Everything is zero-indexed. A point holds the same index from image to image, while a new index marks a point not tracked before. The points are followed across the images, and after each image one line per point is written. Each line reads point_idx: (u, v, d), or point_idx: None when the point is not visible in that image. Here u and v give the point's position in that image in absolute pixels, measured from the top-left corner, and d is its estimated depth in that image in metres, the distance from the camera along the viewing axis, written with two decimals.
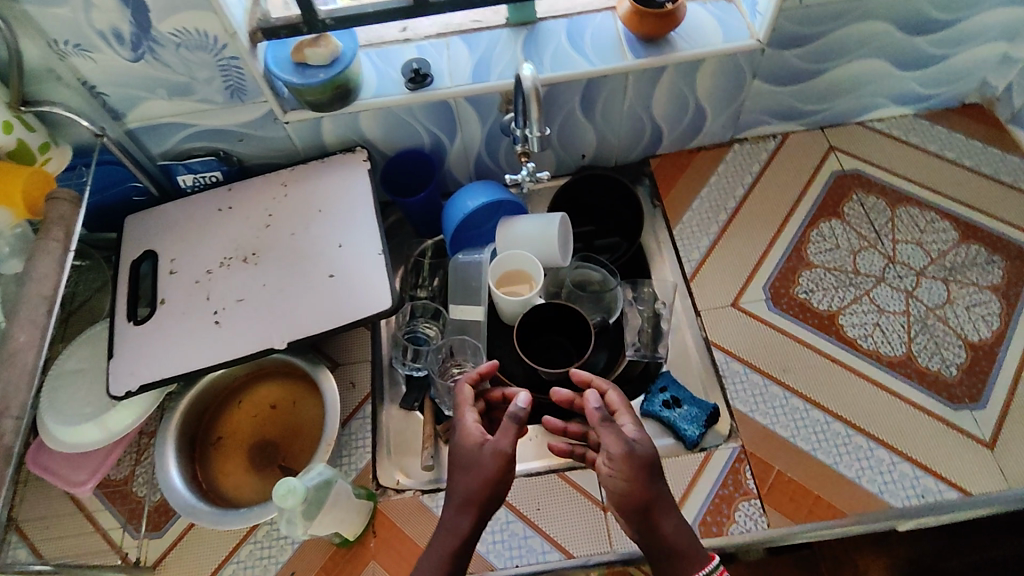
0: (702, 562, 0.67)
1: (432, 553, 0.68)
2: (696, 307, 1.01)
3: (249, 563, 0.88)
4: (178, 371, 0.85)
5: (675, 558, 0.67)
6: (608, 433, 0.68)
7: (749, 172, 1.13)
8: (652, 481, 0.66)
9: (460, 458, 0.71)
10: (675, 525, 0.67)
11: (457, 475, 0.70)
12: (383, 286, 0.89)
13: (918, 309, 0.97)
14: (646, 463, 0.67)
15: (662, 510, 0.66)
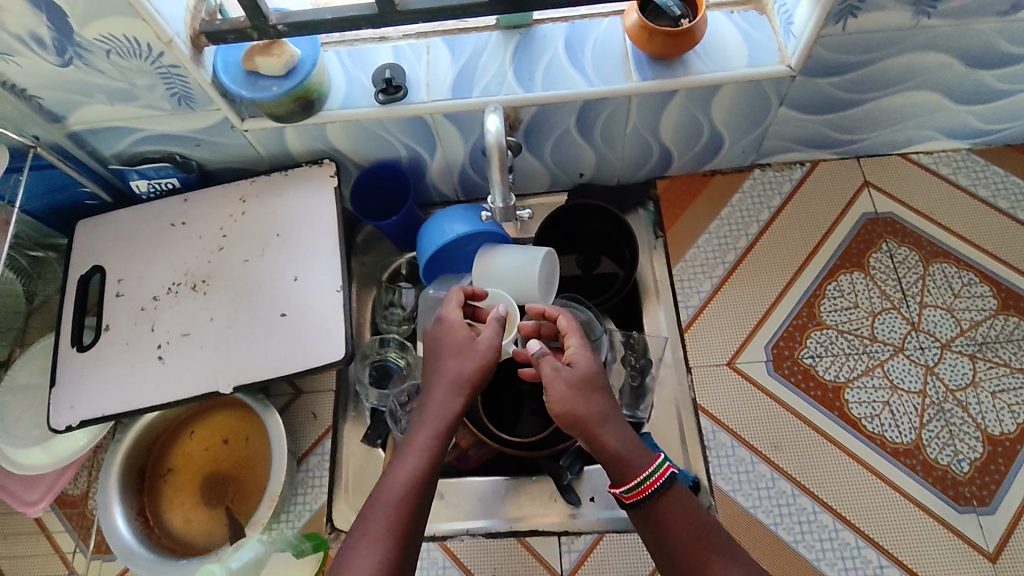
0: (644, 463, 0.69)
1: (420, 427, 0.69)
2: (687, 363, 0.92)
3: None
4: (118, 410, 0.80)
5: (618, 466, 0.69)
6: (546, 359, 0.73)
7: (767, 207, 1.00)
8: (586, 393, 0.71)
9: (451, 345, 0.74)
10: (613, 433, 0.70)
11: (443, 359, 0.73)
12: (339, 331, 0.81)
13: (936, 390, 0.86)
14: (580, 377, 0.72)
15: (600, 420, 0.70)
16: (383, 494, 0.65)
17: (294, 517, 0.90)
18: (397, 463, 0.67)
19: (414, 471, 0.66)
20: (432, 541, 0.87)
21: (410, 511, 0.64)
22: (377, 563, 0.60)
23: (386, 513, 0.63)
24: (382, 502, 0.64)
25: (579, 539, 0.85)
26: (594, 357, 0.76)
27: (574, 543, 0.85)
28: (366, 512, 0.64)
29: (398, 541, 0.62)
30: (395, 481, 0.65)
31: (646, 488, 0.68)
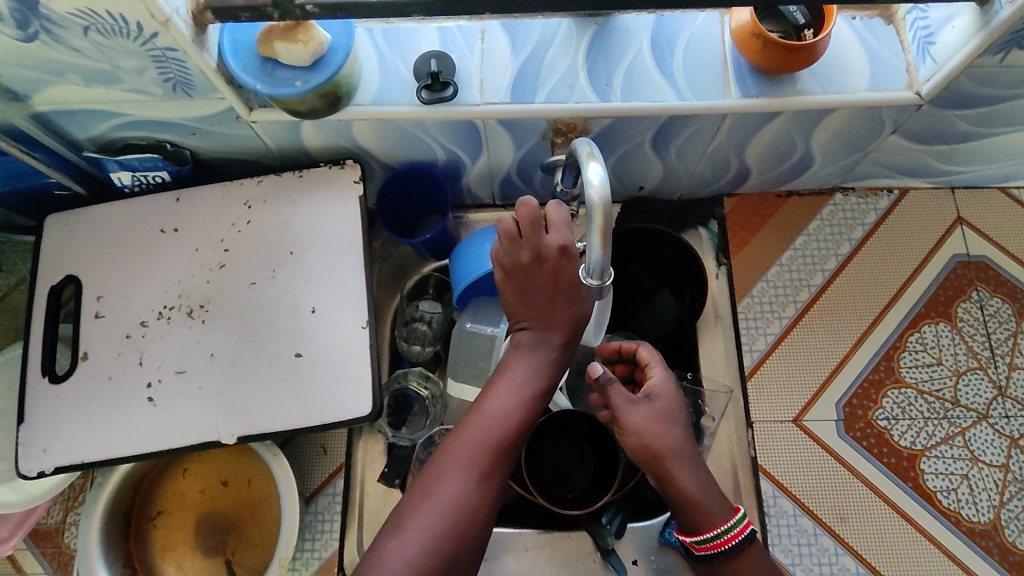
0: (723, 512, 0.60)
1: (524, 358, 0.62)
2: (749, 416, 0.82)
3: None
4: (100, 459, 0.68)
5: (691, 511, 0.60)
6: (621, 388, 0.62)
7: (848, 239, 0.88)
8: (666, 427, 0.61)
9: (569, 284, 0.59)
10: (694, 475, 0.61)
11: (552, 299, 0.60)
12: (365, 378, 0.69)
13: (1019, 465, 0.79)
14: (659, 412, 0.62)
15: (677, 460, 0.60)
16: (478, 422, 0.60)
17: (301, 565, 0.80)
18: (495, 393, 0.61)
19: (513, 404, 0.60)
20: None
21: (503, 447, 0.59)
22: (463, 492, 0.57)
23: (476, 443, 0.59)
24: (478, 431, 0.59)
25: None
26: (677, 392, 0.65)
27: None
28: (458, 436, 0.60)
29: (488, 474, 0.58)
30: (490, 413, 0.60)
31: (721, 543, 0.60)
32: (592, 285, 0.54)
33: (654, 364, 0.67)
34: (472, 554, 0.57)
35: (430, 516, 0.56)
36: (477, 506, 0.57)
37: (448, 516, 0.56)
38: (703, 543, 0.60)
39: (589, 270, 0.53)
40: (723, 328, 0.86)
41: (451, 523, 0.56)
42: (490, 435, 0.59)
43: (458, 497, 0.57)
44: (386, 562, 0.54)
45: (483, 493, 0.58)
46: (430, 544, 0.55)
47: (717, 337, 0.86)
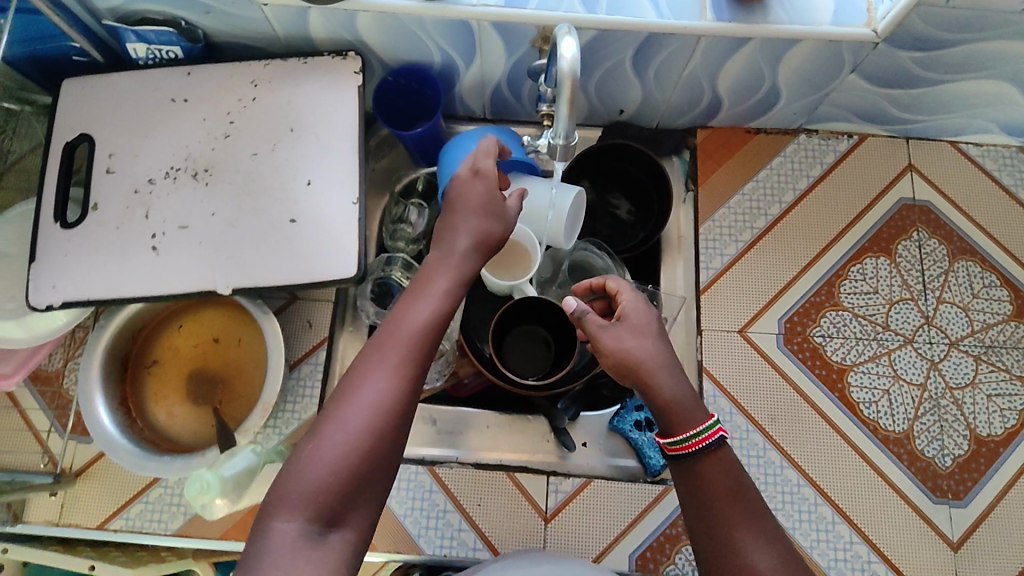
0: (701, 415, 0.63)
1: (439, 267, 0.65)
2: (699, 324, 0.90)
3: (136, 524, 0.86)
4: (105, 298, 0.75)
5: (670, 415, 0.63)
6: (593, 318, 0.68)
7: (807, 175, 0.96)
8: (637, 339, 0.65)
9: (478, 201, 0.68)
10: (670, 380, 0.64)
11: (463, 213, 0.67)
12: (352, 247, 0.76)
13: (936, 385, 0.88)
14: (630, 326, 0.67)
15: (651, 368, 0.64)
16: (396, 328, 0.60)
17: (282, 424, 0.88)
18: (411, 300, 0.62)
19: (432, 308, 0.62)
20: (420, 465, 0.87)
21: (421, 346, 0.60)
22: (385, 392, 0.57)
23: (399, 345, 0.59)
24: (395, 335, 0.59)
25: (567, 480, 0.86)
26: (648, 309, 0.69)
27: (562, 485, 0.86)
28: (377, 339, 0.60)
29: (409, 374, 0.58)
30: (406, 318, 0.61)
31: (693, 444, 0.61)
32: (560, 146, 0.62)
33: (621, 287, 0.71)
34: (397, 451, 0.57)
35: (352, 417, 0.55)
36: (399, 404, 0.57)
37: (372, 416, 0.56)
38: (675, 446, 0.62)
39: (558, 133, 0.61)
40: (684, 256, 0.93)
41: (375, 422, 0.56)
42: (407, 337, 0.59)
43: (381, 396, 0.57)
44: (310, 459, 0.54)
45: (406, 393, 0.58)
46: (354, 441, 0.55)
47: (677, 254, 0.93)
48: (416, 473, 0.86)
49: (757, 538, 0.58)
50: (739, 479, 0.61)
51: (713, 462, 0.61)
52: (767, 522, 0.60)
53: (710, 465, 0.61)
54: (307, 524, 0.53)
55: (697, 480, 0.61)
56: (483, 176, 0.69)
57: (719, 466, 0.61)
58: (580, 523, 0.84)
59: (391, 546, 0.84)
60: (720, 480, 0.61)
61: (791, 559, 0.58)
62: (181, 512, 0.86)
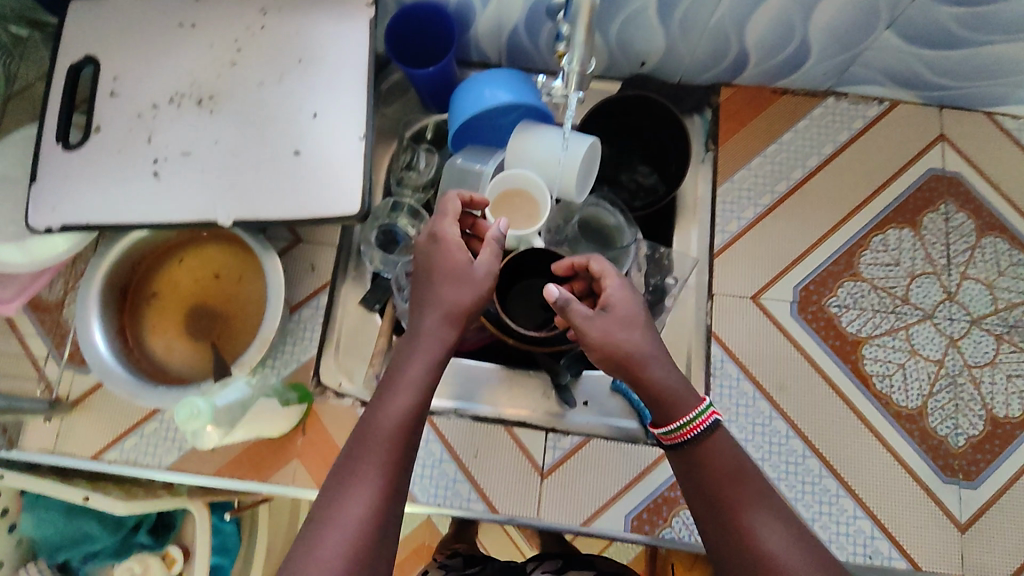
0: (691, 405, 0.61)
1: (414, 358, 0.62)
2: (711, 288, 0.88)
3: (130, 457, 0.86)
4: (104, 222, 0.73)
5: (662, 405, 0.62)
6: (578, 307, 0.63)
7: (833, 140, 0.92)
8: (625, 331, 0.62)
9: (450, 271, 0.64)
10: (660, 371, 0.62)
11: (436, 288, 0.64)
12: (357, 182, 0.73)
13: (953, 363, 0.84)
14: (618, 319, 0.63)
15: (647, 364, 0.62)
16: (369, 438, 0.57)
17: (281, 365, 0.87)
18: (381, 401, 0.59)
19: (405, 407, 0.59)
20: None
21: (397, 454, 0.57)
22: (366, 513, 0.54)
23: (374, 455, 0.57)
24: (370, 447, 0.57)
25: (566, 438, 0.85)
26: (634, 296, 0.66)
27: (560, 442, 0.85)
28: (351, 452, 0.57)
29: (389, 487, 0.56)
30: (380, 425, 0.58)
31: (692, 429, 0.60)
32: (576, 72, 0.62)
33: (604, 270, 0.67)
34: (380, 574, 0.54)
35: (333, 547, 0.52)
36: (381, 526, 0.55)
37: (350, 544, 0.53)
38: (672, 434, 0.61)
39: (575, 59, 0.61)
40: (699, 222, 0.89)
41: (354, 550, 0.53)
42: (381, 449, 0.57)
43: (362, 519, 0.54)
44: None
45: (384, 510, 0.55)
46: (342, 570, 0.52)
47: (693, 214, 0.90)
48: None
49: (765, 515, 0.58)
50: (741, 459, 0.60)
51: (709, 449, 0.60)
52: (772, 498, 0.59)
53: (711, 449, 0.60)
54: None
55: (698, 465, 0.60)
56: (446, 242, 0.65)
57: (718, 448, 0.60)
58: (577, 481, 0.83)
59: None
60: (722, 462, 0.60)
61: (800, 533, 0.57)
62: (176, 448, 0.86)
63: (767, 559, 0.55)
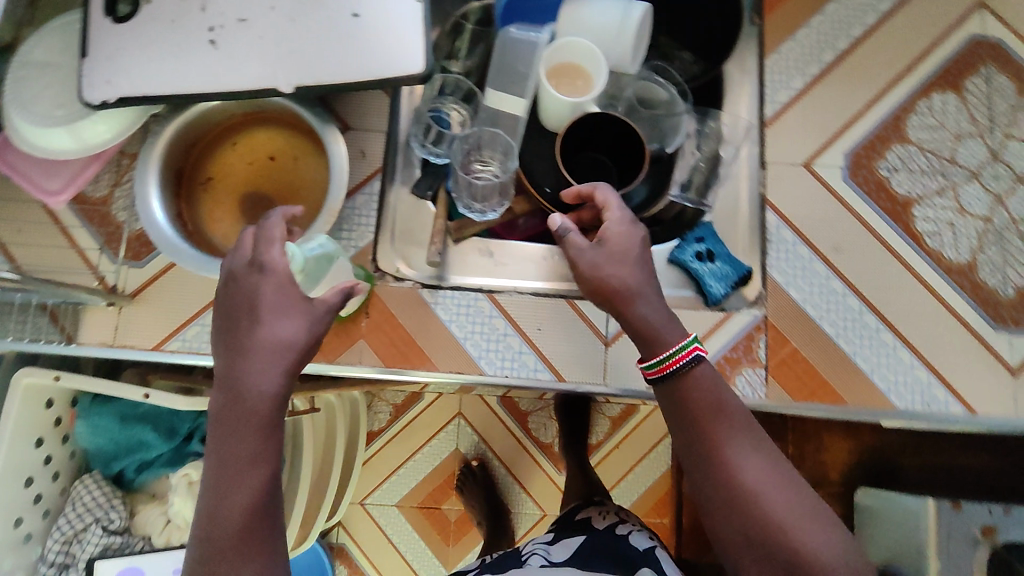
0: (676, 337, 0.66)
1: (242, 430, 0.59)
2: (763, 158, 0.89)
3: (194, 345, 0.85)
4: (164, 93, 0.73)
5: (646, 340, 0.67)
6: (574, 238, 0.70)
7: (875, 10, 0.92)
8: (615, 268, 0.68)
9: (255, 302, 0.62)
10: (646, 307, 0.67)
11: (245, 332, 0.61)
12: (418, 44, 0.73)
13: (1000, 219, 0.86)
14: (609, 253, 0.68)
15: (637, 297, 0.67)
16: (220, 525, 0.57)
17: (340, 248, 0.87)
18: (228, 483, 0.57)
19: (259, 475, 0.58)
20: (479, 292, 0.86)
21: (263, 518, 0.58)
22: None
23: (231, 551, 0.56)
24: (225, 542, 0.56)
25: None
26: (630, 232, 0.69)
27: None
28: (211, 547, 0.57)
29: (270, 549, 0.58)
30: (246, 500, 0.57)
31: (671, 364, 0.64)
32: None
33: (608, 205, 0.71)
34: None
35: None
36: None
37: None
38: (652, 367, 0.65)
39: None
40: (748, 95, 0.91)
41: None
42: (243, 528, 0.57)
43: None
44: None
45: None
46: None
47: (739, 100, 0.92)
48: (475, 300, 0.85)
49: (744, 448, 0.62)
50: (723, 393, 0.64)
51: (690, 381, 0.64)
52: (749, 428, 0.63)
53: (695, 387, 0.64)
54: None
55: (686, 397, 0.64)
56: (267, 267, 0.63)
57: (703, 380, 0.64)
58: None
59: (451, 367, 0.84)
60: (702, 399, 0.64)
61: (777, 463, 0.62)
62: None
63: (747, 490, 0.60)
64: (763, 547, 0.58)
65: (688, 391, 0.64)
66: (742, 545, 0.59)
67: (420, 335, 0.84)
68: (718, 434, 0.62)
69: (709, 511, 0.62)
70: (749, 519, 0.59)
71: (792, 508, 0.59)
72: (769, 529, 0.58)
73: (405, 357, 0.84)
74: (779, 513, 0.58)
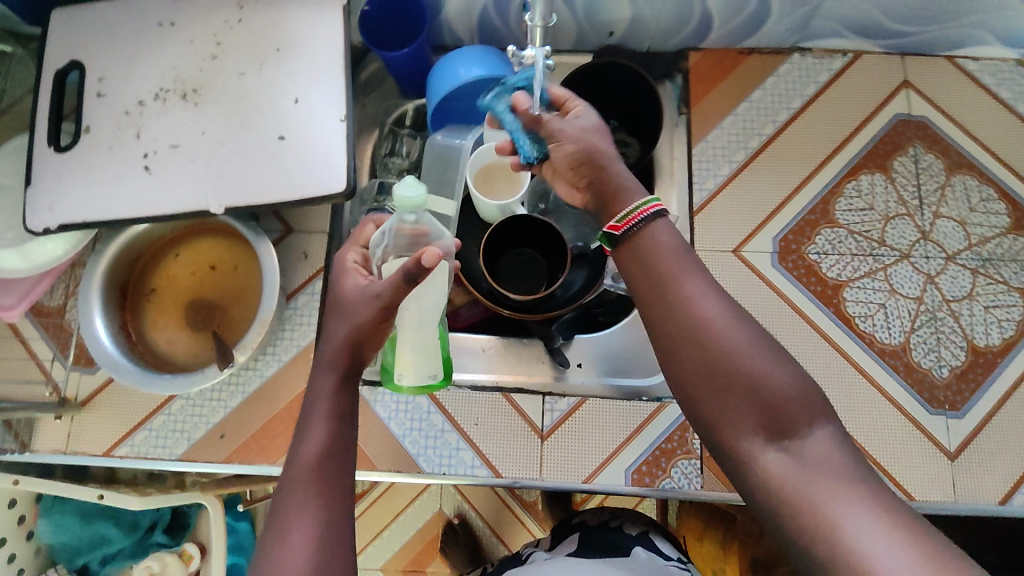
0: (637, 197, 0.60)
1: (320, 398, 0.60)
2: (693, 245, 0.90)
3: (141, 450, 0.87)
4: (102, 219, 0.75)
5: None
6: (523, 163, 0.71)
7: (801, 94, 0.94)
8: None
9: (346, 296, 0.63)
10: None
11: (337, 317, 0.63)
12: (341, 164, 0.76)
13: (932, 299, 0.87)
14: None
15: (629, 192, 0.60)
16: (295, 469, 0.56)
17: (281, 351, 0.89)
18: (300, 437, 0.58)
19: (326, 433, 0.58)
20: None
21: (326, 474, 0.56)
22: (314, 539, 0.52)
23: (306, 488, 0.55)
24: (299, 480, 0.55)
25: (563, 399, 0.87)
26: None
27: (558, 403, 0.87)
28: (284, 489, 0.55)
29: (329, 507, 0.54)
30: (312, 453, 0.56)
31: None
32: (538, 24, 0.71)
33: None
34: None
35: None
36: (334, 545, 0.53)
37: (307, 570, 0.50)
38: None
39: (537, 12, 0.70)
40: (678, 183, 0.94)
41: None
42: (312, 474, 0.55)
43: (313, 534, 0.52)
44: None
45: (334, 529, 0.53)
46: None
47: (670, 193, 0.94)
48: (414, 397, 0.87)
49: (706, 284, 0.55)
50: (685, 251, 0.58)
51: (645, 237, 0.57)
52: (704, 270, 0.56)
53: (643, 243, 0.57)
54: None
55: (640, 257, 0.57)
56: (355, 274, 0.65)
57: (656, 241, 0.57)
58: (576, 440, 0.85)
59: (390, 465, 0.85)
60: (657, 249, 0.57)
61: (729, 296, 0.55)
62: (185, 438, 0.87)
63: (708, 325, 0.53)
64: (723, 383, 0.51)
65: (643, 245, 0.57)
66: (705, 390, 0.52)
67: (358, 434, 0.86)
68: (678, 275, 0.55)
69: (680, 361, 0.53)
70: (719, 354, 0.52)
71: (741, 331, 0.53)
72: (729, 359, 0.51)
73: None
74: (743, 353, 0.52)
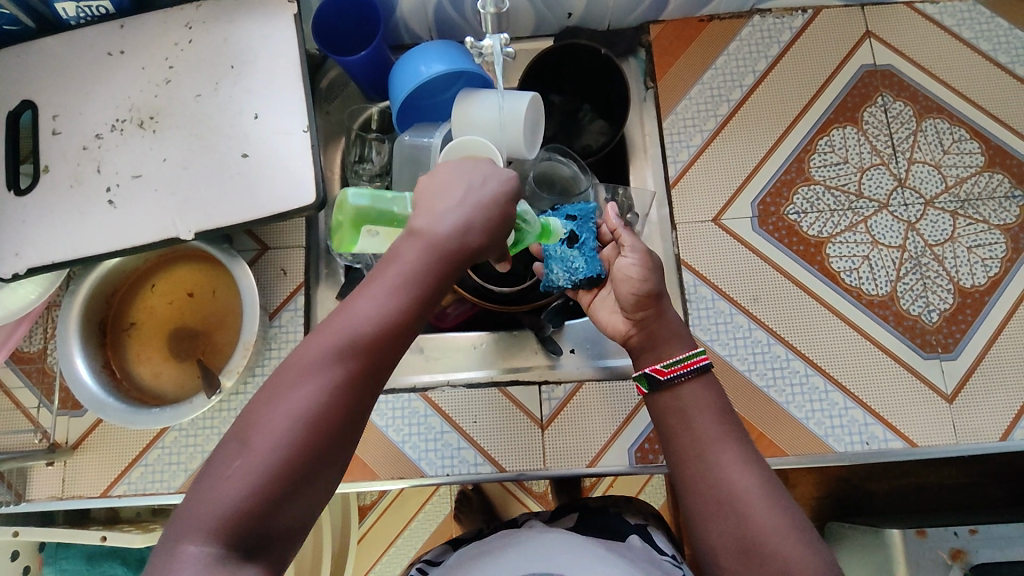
0: (682, 350, 0.66)
1: (394, 261, 0.51)
2: (672, 219, 0.90)
3: (139, 487, 0.86)
4: (69, 258, 0.73)
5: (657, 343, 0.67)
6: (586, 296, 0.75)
7: (764, 56, 0.94)
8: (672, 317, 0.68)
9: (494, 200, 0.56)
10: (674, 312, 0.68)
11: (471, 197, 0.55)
12: (309, 177, 0.75)
13: (915, 246, 0.87)
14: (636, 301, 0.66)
15: (679, 340, 0.66)
16: (336, 326, 0.49)
17: (270, 370, 0.88)
18: (363, 297, 0.50)
19: (390, 313, 0.49)
20: (413, 392, 0.87)
21: (371, 359, 0.49)
22: (318, 415, 0.47)
23: (337, 357, 0.48)
24: (337, 342, 0.48)
25: (559, 387, 0.86)
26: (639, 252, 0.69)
27: (555, 392, 0.86)
28: (317, 338, 0.49)
29: (352, 394, 0.48)
30: (360, 329, 0.48)
31: (688, 364, 0.64)
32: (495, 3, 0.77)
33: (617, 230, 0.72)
34: (318, 483, 0.47)
35: (235, 497, 0.44)
36: (335, 429, 0.47)
37: (293, 440, 0.46)
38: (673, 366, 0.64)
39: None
40: (651, 160, 0.94)
41: (296, 447, 0.46)
42: (358, 349, 0.48)
43: (314, 407, 0.47)
44: (221, 480, 0.45)
45: (343, 414, 0.48)
46: (266, 473, 0.45)
47: (644, 168, 0.94)
48: (409, 401, 0.86)
49: (738, 455, 0.59)
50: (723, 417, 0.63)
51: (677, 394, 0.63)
52: (739, 440, 0.61)
53: (681, 399, 0.63)
54: (215, 557, 0.43)
55: (678, 411, 0.63)
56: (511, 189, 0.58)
57: (695, 397, 0.63)
58: (576, 426, 0.85)
59: (393, 473, 0.84)
60: (688, 416, 0.62)
61: (763, 467, 0.59)
62: (182, 469, 0.86)
63: (743, 496, 0.56)
64: (746, 555, 0.54)
65: (676, 403, 0.64)
66: (725, 555, 0.55)
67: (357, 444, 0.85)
68: (712, 444, 0.60)
69: (704, 526, 0.58)
70: (742, 521, 0.55)
71: (776, 507, 0.56)
72: (751, 529, 0.55)
73: (346, 471, 0.84)
74: (766, 522, 0.55)
